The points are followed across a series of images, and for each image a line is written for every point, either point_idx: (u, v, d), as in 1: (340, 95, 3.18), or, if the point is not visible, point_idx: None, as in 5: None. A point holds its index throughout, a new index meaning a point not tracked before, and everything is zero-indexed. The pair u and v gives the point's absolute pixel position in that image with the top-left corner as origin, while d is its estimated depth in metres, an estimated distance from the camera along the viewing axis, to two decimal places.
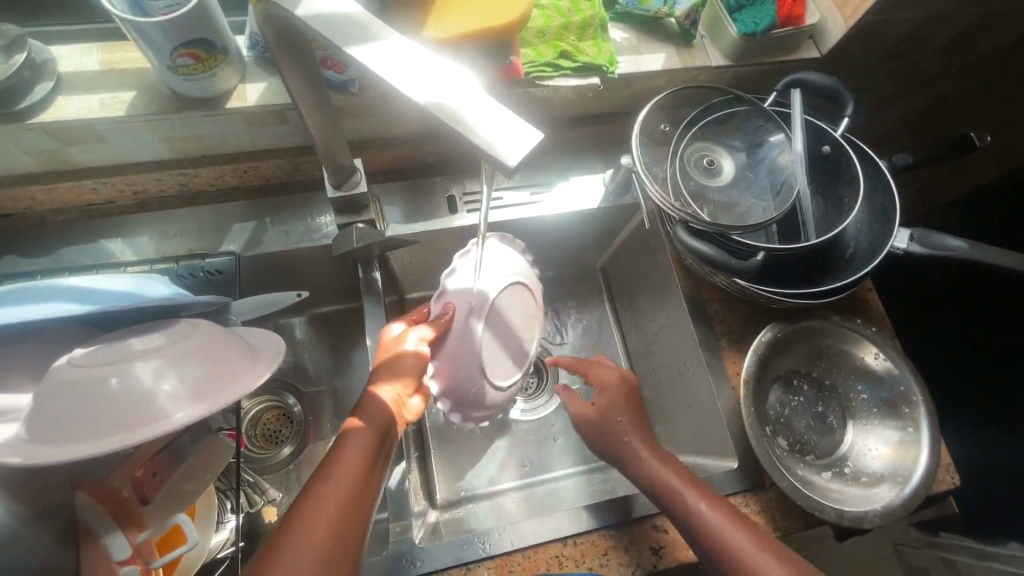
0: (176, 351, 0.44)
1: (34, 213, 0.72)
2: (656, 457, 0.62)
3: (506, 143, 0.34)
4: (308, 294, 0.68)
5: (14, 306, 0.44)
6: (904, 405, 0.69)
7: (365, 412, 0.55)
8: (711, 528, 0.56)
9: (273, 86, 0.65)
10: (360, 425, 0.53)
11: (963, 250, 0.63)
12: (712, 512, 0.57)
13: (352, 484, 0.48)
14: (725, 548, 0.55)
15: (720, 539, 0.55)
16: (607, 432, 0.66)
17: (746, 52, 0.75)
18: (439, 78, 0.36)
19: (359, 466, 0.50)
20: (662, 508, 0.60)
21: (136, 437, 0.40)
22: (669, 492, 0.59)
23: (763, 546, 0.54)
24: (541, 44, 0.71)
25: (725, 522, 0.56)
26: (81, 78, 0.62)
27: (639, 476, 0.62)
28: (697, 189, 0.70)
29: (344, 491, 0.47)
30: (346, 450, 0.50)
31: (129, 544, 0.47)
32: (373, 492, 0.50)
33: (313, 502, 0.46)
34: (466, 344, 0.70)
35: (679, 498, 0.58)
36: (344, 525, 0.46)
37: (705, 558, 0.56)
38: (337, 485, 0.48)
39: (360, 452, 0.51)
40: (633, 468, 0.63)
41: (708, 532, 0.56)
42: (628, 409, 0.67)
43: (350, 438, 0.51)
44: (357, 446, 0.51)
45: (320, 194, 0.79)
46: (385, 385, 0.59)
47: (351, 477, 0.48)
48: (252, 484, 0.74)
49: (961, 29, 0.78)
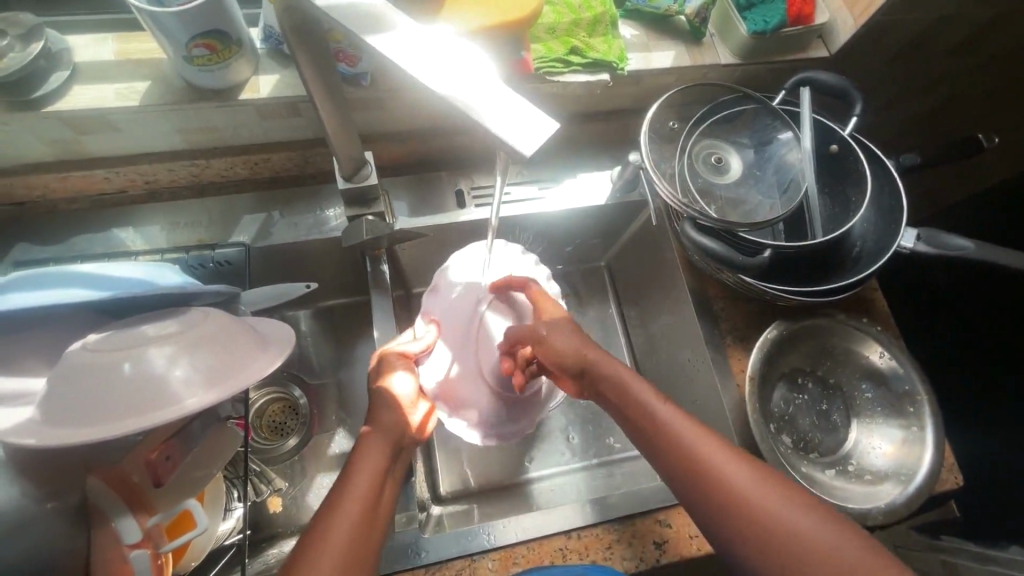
0: (188, 337, 0.45)
1: (46, 202, 0.73)
2: (671, 412, 0.56)
3: (523, 134, 0.34)
4: (316, 285, 0.69)
5: (30, 292, 0.44)
6: (909, 403, 0.69)
7: (381, 421, 0.57)
8: (733, 487, 0.50)
9: (286, 78, 0.66)
10: (374, 436, 0.55)
11: (971, 250, 0.63)
12: (734, 471, 0.51)
13: (367, 500, 0.50)
14: (710, 474, 0.51)
15: (735, 494, 0.50)
16: (538, 338, 0.65)
17: (755, 51, 0.75)
18: (456, 68, 0.36)
19: (375, 482, 0.51)
20: (673, 472, 0.54)
21: (153, 418, 0.40)
22: (685, 451, 0.53)
23: (792, 500, 0.49)
24: (552, 40, 0.71)
25: (715, 451, 0.53)
26: (97, 67, 0.63)
27: (646, 436, 0.57)
28: (705, 185, 0.70)
29: (364, 495, 0.50)
30: (361, 465, 0.52)
31: (139, 527, 0.48)
32: (386, 507, 0.51)
33: (331, 518, 0.48)
34: (467, 335, 0.74)
35: (696, 457, 0.53)
36: (359, 540, 0.47)
37: (720, 523, 0.50)
38: (355, 493, 0.50)
39: (376, 467, 0.52)
40: (639, 427, 0.58)
41: (730, 492, 0.50)
42: (577, 332, 0.66)
43: (365, 452, 0.53)
44: (373, 452, 0.53)
45: (330, 187, 0.80)
46: (389, 386, 0.61)
47: (366, 493, 0.50)
48: (260, 473, 0.76)
49: (971, 30, 0.79)
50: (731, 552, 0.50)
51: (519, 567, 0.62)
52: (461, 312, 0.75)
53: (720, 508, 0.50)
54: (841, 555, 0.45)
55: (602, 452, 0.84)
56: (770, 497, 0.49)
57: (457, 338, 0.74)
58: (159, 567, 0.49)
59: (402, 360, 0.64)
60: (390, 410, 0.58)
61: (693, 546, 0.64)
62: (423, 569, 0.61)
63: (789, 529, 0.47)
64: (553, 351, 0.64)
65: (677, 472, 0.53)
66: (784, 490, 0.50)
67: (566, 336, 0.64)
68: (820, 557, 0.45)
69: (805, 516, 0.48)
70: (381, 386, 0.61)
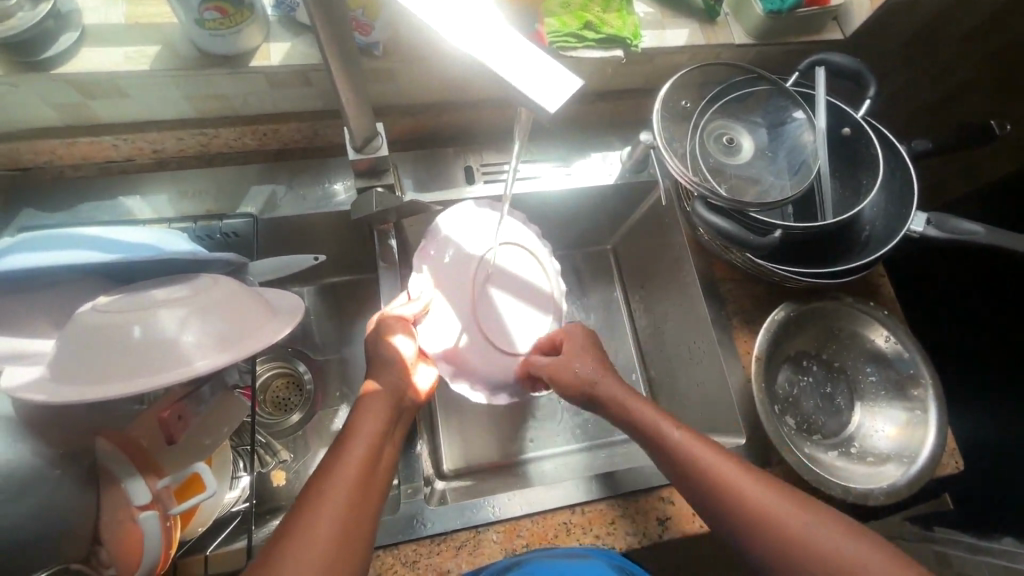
0: (202, 300, 0.45)
1: (52, 167, 0.73)
2: (688, 441, 0.55)
3: (547, 92, 0.35)
4: (324, 258, 0.68)
5: (38, 251, 0.44)
6: (913, 387, 0.69)
7: (383, 380, 0.57)
8: (769, 513, 0.49)
9: (298, 47, 0.65)
10: (373, 396, 0.55)
11: (980, 234, 0.63)
12: (768, 499, 0.50)
13: (364, 462, 0.50)
14: (729, 493, 0.51)
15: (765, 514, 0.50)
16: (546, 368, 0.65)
17: (769, 31, 0.74)
18: (475, 24, 0.36)
19: (373, 443, 0.51)
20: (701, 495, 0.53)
21: (161, 378, 0.40)
22: (712, 481, 0.52)
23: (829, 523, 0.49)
24: (565, 15, 0.70)
25: (734, 470, 0.52)
26: (106, 30, 0.62)
27: (667, 457, 0.56)
28: (717, 165, 0.70)
29: (363, 456, 0.50)
30: (359, 427, 0.52)
31: (148, 489, 0.47)
32: (383, 471, 0.51)
33: (327, 483, 0.47)
34: (472, 305, 0.71)
35: (720, 479, 0.52)
36: (357, 503, 0.47)
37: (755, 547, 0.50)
38: (354, 453, 0.50)
39: (374, 430, 0.52)
40: (657, 452, 0.56)
41: (768, 522, 0.49)
42: (582, 348, 0.65)
43: (363, 414, 0.53)
44: (372, 412, 0.54)
45: (338, 160, 0.79)
46: (389, 349, 0.59)
47: (365, 456, 0.50)
48: (266, 445, 0.77)
49: (987, 16, 0.78)
50: None
51: (522, 540, 0.63)
52: (456, 266, 0.72)
53: (760, 538, 0.49)
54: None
55: (604, 433, 0.85)
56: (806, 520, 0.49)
57: (453, 293, 0.71)
58: (167, 530, 0.48)
59: (400, 324, 0.63)
60: (389, 370, 0.58)
61: (696, 523, 0.65)
62: (427, 540, 0.61)
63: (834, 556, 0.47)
64: (558, 375, 0.64)
65: (700, 488, 0.53)
66: (815, 512, 0.49)
67: (571, 356, 0.64)
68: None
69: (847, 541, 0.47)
70: (381, 347, 0.60)
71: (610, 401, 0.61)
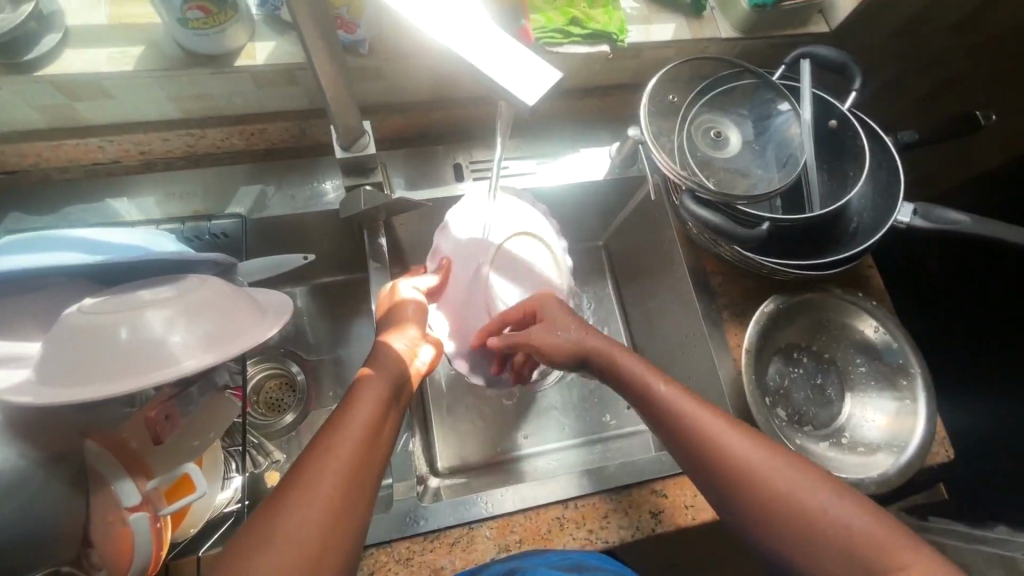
0: (188, 301, 0.45)
1: (39, 170, 0.72)
2: (679, 394, 0.55)
3: (526, 84, 0.35)
4: (314, 256, 0.68)
5: (22, 252, 0.44)
6: (901, 376, 0.69)
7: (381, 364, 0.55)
8: (763, 475, 0.48)
9: (283, 46, 0.65)
10: (374, 377, 0.53)
11: (965, 223, 0.63)
12: (756, 458, 0.49)
13: (364, 434, 0.48)
14: (718, 452, 0.51)
15: (757, 476, 0.48)
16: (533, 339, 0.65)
17: (754, 25, 0.75)
18: (452, 15, 0.36)
19: (374, 413, 0.50)
20: (690, 455, 0.52)
21: (149, 380, 0.40)
22: (699, 439, 0.52)
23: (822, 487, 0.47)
24: (551, 11, 0.71)
25: (721, 428, 0.52)
26: (90, 31, 0.61)
27: (659, 415, 0.55)
28: (705, 159, 0.70)
29: (363, 424, 0.48)
30: (359, 398, 0.50)
31: (139, 490, 0.48)
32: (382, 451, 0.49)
33: (324, 456, 0.45)
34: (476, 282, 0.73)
35: (708, 438, 0.51)
36: (354, 482, 0.45)
37: (742, 508, 0.49)
38: (353, 424, 0.48)
39: (374, 402, 0.51)
40: (648, 409, 0.57)
41: (756, 479, 0.48)
42: (571, 321, 0.65)
43: (363, 390, 0.51)
44: (372, 386, 0.52)
45: (327, 160, 0.79)
46: (393, 334, 0.61)
47: (360, 437, 0.47)
48: (258, 446, 0.74)
49: (970, 8, 0.79)
50: (761, 543, 0.48)
51: (516, 536, 0.63)
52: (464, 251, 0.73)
53: (748, 498, 0.48)
54: (880, 540, 0.44)
55: (598, 428, 0.85)
56: (797, 484, 0.47)
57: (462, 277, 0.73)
58: (158, 530, 0.49)
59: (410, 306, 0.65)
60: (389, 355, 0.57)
61: (688, 516, 0.65)
62: (421, 537, 0.61)
63: (824, 517, 0.45)
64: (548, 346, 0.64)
65: (689, 450, 0.52)
66: (810, 477, 0.48)
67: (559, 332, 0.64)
68: (852, 541, 0.44)
69: (840, 505, 0.46)
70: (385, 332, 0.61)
71: (604, 353, 0.62)
